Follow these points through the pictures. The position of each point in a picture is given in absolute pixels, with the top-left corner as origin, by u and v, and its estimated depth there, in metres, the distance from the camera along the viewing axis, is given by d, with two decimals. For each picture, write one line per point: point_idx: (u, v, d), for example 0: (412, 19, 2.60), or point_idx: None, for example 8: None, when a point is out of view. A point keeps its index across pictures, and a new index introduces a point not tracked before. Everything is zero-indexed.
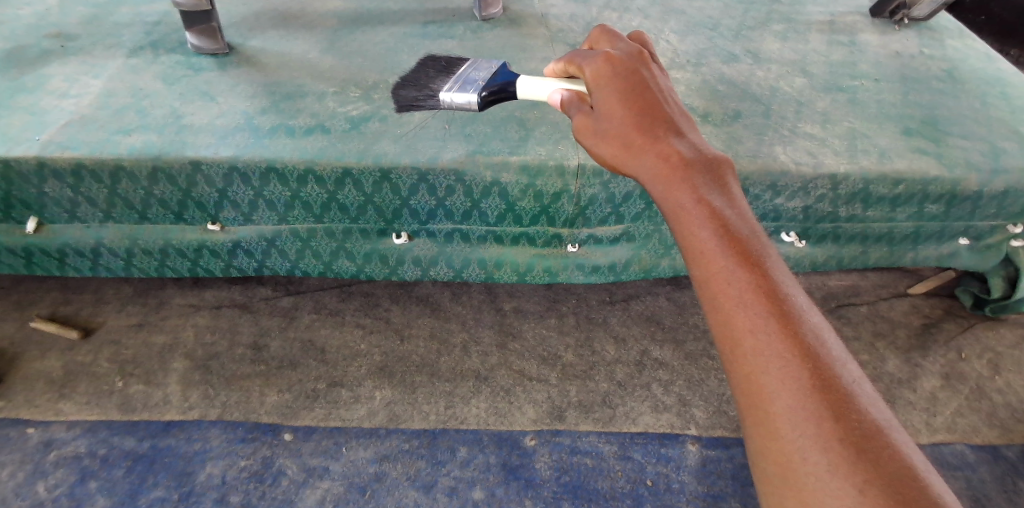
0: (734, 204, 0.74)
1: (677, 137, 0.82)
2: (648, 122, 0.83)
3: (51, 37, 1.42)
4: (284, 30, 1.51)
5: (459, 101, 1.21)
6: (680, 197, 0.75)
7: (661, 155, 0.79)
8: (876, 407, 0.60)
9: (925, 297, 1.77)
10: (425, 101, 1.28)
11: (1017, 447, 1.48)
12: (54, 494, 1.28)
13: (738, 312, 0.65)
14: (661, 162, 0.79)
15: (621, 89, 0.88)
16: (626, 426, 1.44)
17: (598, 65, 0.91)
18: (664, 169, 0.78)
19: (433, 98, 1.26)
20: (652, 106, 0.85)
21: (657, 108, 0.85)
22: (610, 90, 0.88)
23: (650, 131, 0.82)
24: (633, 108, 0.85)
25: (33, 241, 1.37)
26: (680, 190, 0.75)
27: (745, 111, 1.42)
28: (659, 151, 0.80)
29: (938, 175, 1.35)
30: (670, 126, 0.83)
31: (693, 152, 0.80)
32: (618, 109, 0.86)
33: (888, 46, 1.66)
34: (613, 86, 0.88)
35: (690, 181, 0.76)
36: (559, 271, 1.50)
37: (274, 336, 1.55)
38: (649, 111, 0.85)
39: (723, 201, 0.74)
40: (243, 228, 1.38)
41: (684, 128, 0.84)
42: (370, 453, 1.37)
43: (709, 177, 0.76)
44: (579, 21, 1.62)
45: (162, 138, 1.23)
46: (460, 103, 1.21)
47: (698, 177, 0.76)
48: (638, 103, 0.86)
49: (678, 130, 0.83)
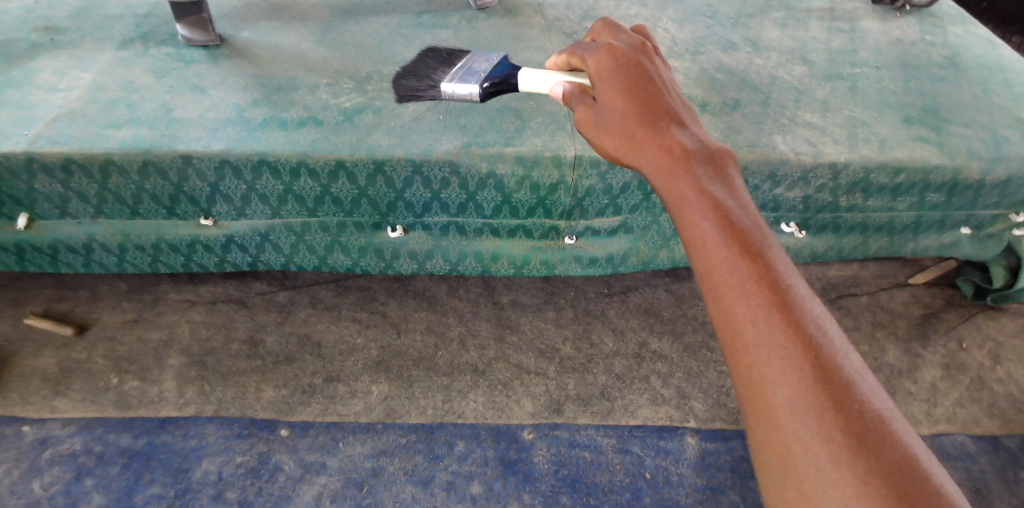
0: (736, 195, 0.72)
1: (680, 129, 0.80)
2: (650, 115, 0.82)
3: (40, 30, 1.40)
4: (275, 22, 1.49)
5: (460, 92, 1.19)
6: (682, 188, 0.73)
7: (663, 147, 0.78)
8: (877, 397, 0.58)
9: (926, 286, 1.76)
10: (425, 91, 1.29)
11: (1017, 437, 1.47)
12: (50, 492, 1.27)
13: (739, 303, 0.63)
14: (664, 154, 0.77)
15: (623, 81, 0.86)
16: (624, 419, 1.43)
17: (601, 57, 0.89)
18: (666, 161, 0.77)
19: (434, 88, 1.27)
20: (654, 98, 0.84)
21: (660, 100, 0.84)
22: (612, 82, 0.87)
23: (652, 123, 0.81)
24: (634, 100, 0.84)
25: (25, 237, 1.35)
26: (682, 181, 0.74)
27: (744, 100, 1.41)
28: (662, 143, 0.78)
29: (939, 163, 1.34)
30: (672, 118, 0.82)
31: (695, 144, 0.78)
32: (620, 101, 0.84)
33: (889, 33, 1.64)
34: (614, 78, 0.87)
35: (692, 173, 0.74)
36: (556, 264, 1.49)
37: (270, 331, 1.54)
38: (652, 103, 0.83)
39: (725, 192, 0.72)
40: (236, 222, 1.37)
41: (687, 121, 0.83)
42: (367, 448, 1.36)
43: (711, 169, 0.75)
44: (576, 10, 1.60)
45: (152, 132, 1.22)
46: (460, 94, 1.19)
47: (700, 169, 0.75)
48: (641, 95, 0.84)
49: (680, 123, 0.81)
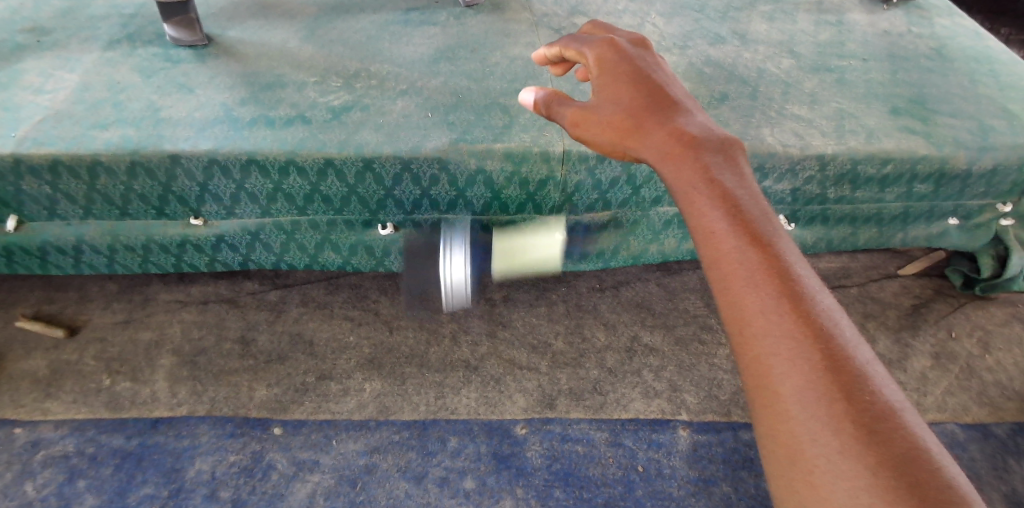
0: (745, 182, 0.72)
1: (686, 118, 0.80)
2: (655, 107, 0.82)
3: (25, 32, 1.39)
4: (263, 20, 1.49)
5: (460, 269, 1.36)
6: (689, 176, 0.73)
7: (670, 136, 0.78)
8: (889, 387, 0.58)
9: (915, 277, 1.77)
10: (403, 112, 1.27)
11: (1007, 425, 1.48)
12: (42, 494, 1.27)
13: (748, 293, 0.63)
14: (672, 142, 0.77)
15: (627, 74, 0.87)
16: (617, 413, 1.43)
17: (601, 50, 0.90)
18: (674, 148, 0.76)
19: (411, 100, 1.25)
20: (660, 92, 0.84)
21: (663, 93, 0.84)
22: (614, 75, 0.87)
23: (657, 114, 0.81)
24: (640, 93, 0.84)
25: (13, 239, 1.35)
26: (690, 169, 0.73)
27: (732, 94, 1.41)
28: (668, 132, 0.78)
29: (926, 154, 1.34)
30: (678, 110, 0.82)
31: (702, 132, 0.78)
32: (624, 94, 0.85)
33: (877, 25, 1.65)
34: (618, 72, 0.87)
35: (700, 160, 0.74)
36: (548, 259, 1.49)
37: (262, 330, 1.54)
38: (655, 95, 0.84)
39: (734, 180, 0.72)
40: (225, 222, 1.37)
41: (693, 110, 0.82)
42: (360, 445, 1.36)
43: (719, 156, 0.74)
44: (564, 5, 1.59)
45: (139, 132, 1.22)
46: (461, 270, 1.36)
47: (708, 156, 0.74)
48: (644, 88, 0.85)
49: (686, 113, 0.81)
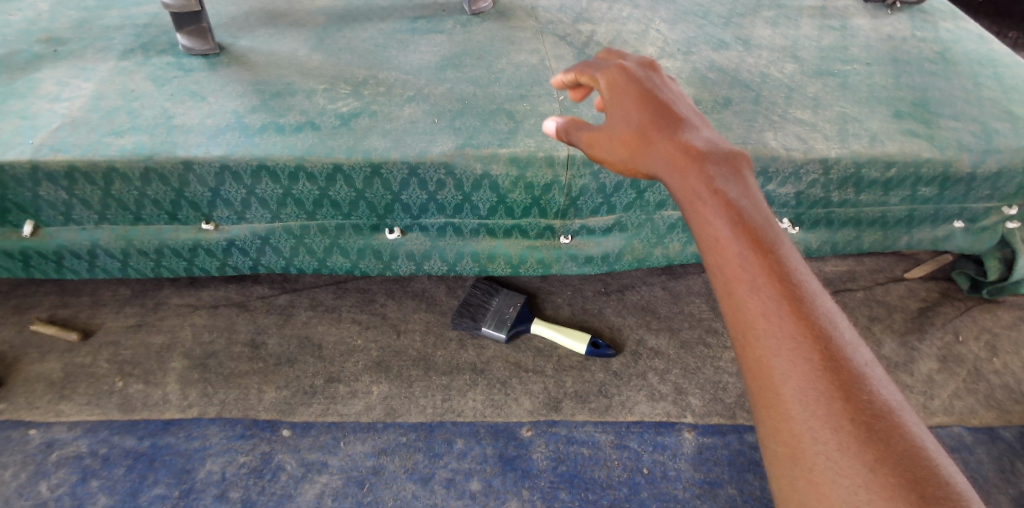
0: (748, 192, 0.73)
1: (692, 132, 0.82)
2: (662, 122, 0.84)
3: (41, 42, 1.43)
4: (273, 29, 1.52)
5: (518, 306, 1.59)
6: (695, 185, 0.74)
7: (678, 148, 0.79)
8: (887, 387, 0.59)
9: (923, 280, 1.76)
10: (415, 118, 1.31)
11: (1015, 428, 1.47)
12: (56, 494, 1.29)
13: (750, 296, 0.64)
14: (679, 154, 0.79)
15: (635, 92, 0.89)
16: (622, 415, 1.44)
17: (611, 72, 0.92)
18: (681, 160, 0.78)
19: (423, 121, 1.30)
20: (667, 108, 0.86)
21: (672, 110, 0.86)
22: (623, 93, 0.89)
23: (665, 129, 0.83)
24: (647, 109, 0.86)
25: (29, 244, 1.38)
26: (696, 180, 0.74)
27: (735, 98, 1.42)
28: (674, 145, 0.80)
29: (929, 156, 1.35)
30: (684, 125, 0.83)
31: (708, 145, 0.79)
32: (632, 110, 0.87)
33: (880, 29, 1.65)
34: (626, 90, 0.90)
35: (705, 171, 0.75)
36: (552, 263, 1.50)
37: (272, 333, 1.56)
38: (663, 111, 0.86)
39: (738, 190, 0.73)
40: (236, 226, 1.39)
41: (699, 126, 0.84)
42: (367, 447, 1.38)
43: (725, 166, 0.76)
44: (568, 12, 1.61)
45: (152, 138, 1.25)
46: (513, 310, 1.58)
47: (713, 166, 0.76)
48: (652, 105, 0.87)
49: (692, 128, 0.83)
